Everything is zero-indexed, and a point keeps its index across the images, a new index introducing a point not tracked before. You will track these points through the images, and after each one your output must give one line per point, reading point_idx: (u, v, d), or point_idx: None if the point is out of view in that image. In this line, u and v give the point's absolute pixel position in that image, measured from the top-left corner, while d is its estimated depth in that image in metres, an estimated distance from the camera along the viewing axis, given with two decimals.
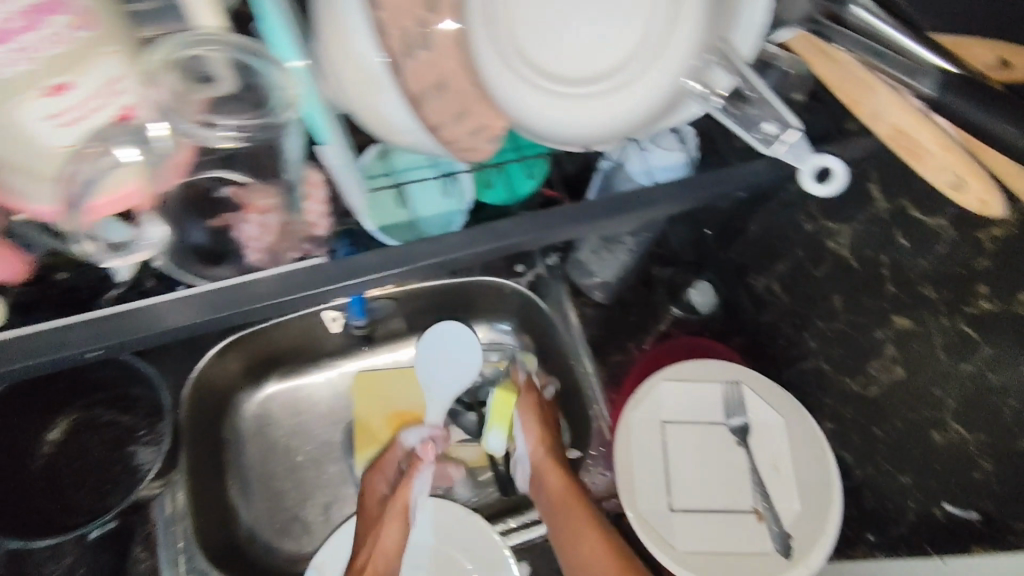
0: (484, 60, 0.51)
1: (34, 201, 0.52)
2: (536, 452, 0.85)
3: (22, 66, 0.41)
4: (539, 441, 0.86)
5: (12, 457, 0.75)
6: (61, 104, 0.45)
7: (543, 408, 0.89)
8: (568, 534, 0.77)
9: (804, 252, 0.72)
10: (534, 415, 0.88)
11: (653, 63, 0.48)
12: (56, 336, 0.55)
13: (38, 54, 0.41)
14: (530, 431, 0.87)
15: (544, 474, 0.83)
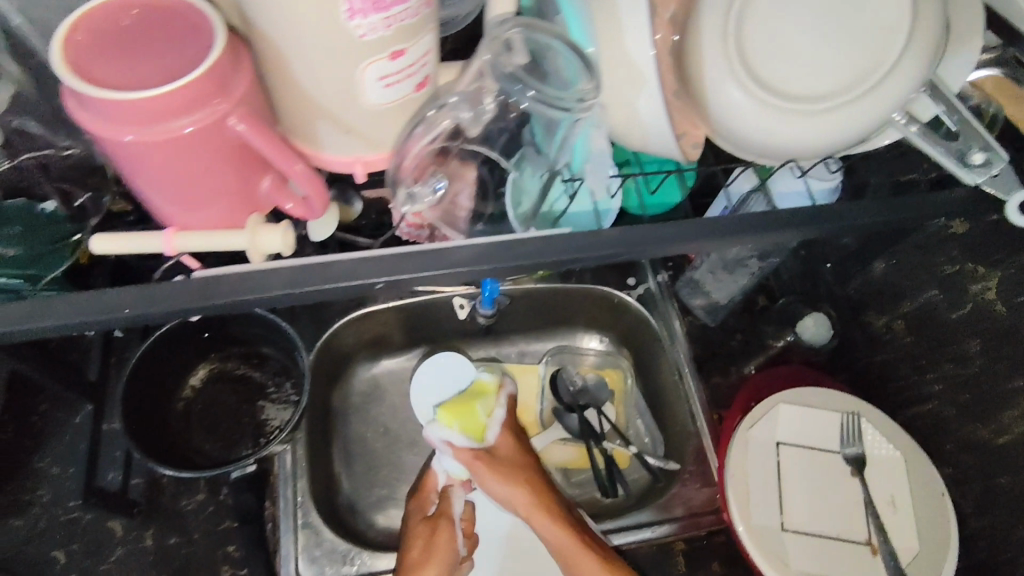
0: (707, 64, 0.46)
1: (333, 151, 0.47)
2: (514, 497, 0.75)
3: (381, 31, 0.38)
4: (518, 486, 0.75)
5: (160, 395, 0.80)
6: (391, 69, 0.41)
7: (496, 458, 0.76)
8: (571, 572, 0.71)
9: (939, 293, 0.72)
10: (483, 464, 0.76)
11: (886, 85, 0.45)
12: (257, 276, 0.42)
13: (397, 24, 0.38)
14: (497, 483, 0.75)
15: (536, 525, 0.74)
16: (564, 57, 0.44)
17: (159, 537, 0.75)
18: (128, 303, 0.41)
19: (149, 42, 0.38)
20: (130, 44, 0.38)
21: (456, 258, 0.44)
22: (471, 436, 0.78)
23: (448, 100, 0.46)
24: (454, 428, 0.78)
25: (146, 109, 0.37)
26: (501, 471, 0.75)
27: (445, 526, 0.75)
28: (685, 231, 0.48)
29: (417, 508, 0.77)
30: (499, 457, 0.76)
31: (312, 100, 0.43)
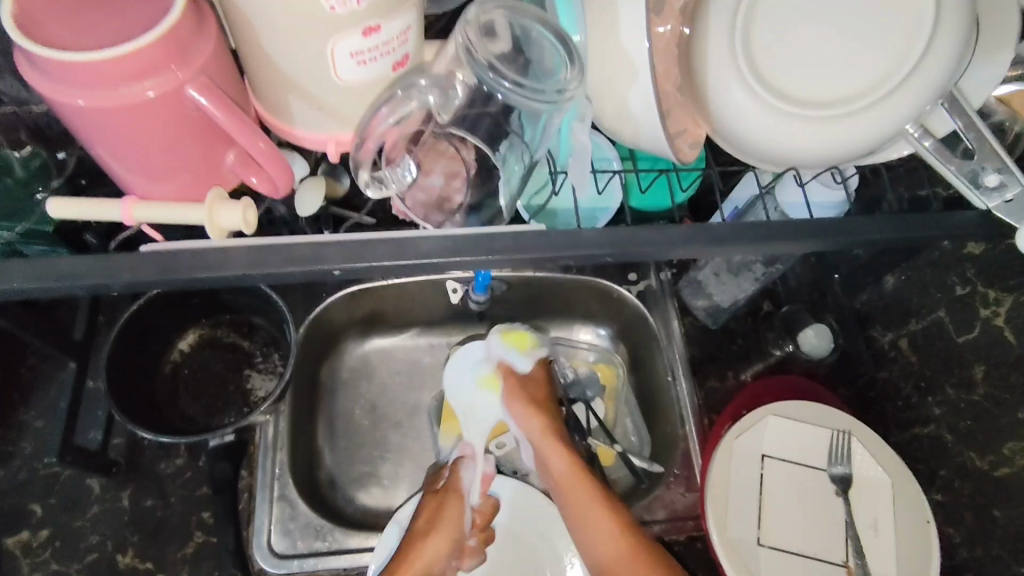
0: (709, 60, 0.43)
1: (304, 128, 0.46)
2: (526, 420, 0.73)
3: (352, 5, 0.36)
4: (531, 413, 0.73)
5: (147, 357, 0.80)
6: (365, 46, 0.39)
7: (530, 385, 0.76)
8: (578, 514, 0.68)
9: (946, 314, 0.70)
10: (516, 390, 0.75)
11: (895, 98, 0.43)
12: (215, 254, 0.41)
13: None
14: (514, 405, 0.74)
15: (546, 451, 0.72)
16: (550, 44, 0.42)
17: (135, 498, 0.76)
18: (84, 273, 0.40)
19: (105, 2, 0.37)
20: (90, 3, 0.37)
21: (423, 249, 0.42)
22: (521, 353, 0.78)
23: (418, 81, 0.43)
24: (510, 348, 0.78)
25: (99, 73, 0.35)
26: (525, 396, 0.74)
27: (451, 505, 0.71)
28: (672, 237, 0.45)
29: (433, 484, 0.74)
30: (524, 382, 0.76)
31: (284, 75, 0.41)
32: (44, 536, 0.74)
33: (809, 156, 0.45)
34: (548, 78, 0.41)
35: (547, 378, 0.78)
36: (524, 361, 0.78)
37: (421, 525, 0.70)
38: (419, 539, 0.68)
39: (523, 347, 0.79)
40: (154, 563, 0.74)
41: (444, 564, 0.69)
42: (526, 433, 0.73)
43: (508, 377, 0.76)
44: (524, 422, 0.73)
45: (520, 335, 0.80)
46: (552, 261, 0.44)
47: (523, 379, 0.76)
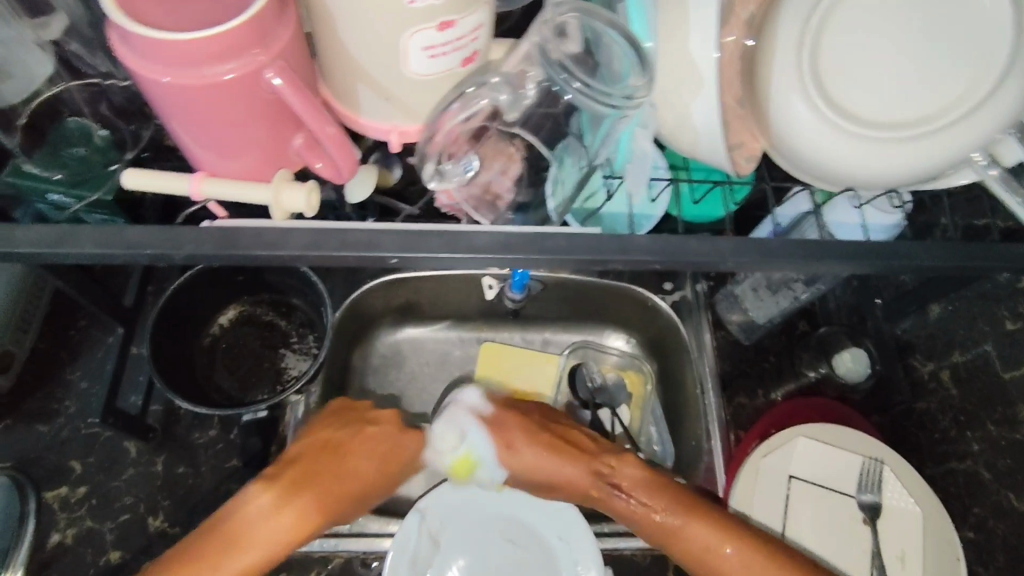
0: (775, 74, 0.43)
1: (369, 117, 0.47)
2: (536, 461, 0.68)
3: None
4: (528, 447, 0.68)
5: (189, 328, 0.82)
6: (438, 40, 0.40)
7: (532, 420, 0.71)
8: (685, 543, 0.63)
9: (994, 348, 0.70)
10: (515, 430, 0.69)
11: (965, 124, 0.42)
12: (276, 234, 0.42)
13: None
14: (527, 454, 0.68)
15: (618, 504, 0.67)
16: (620, 50, 0.41)
17: (169, 464, 0.78)
18: (149, 243, 0.42)
19: None
20: None
21: (474, 244, 0.43)
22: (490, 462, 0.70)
23: (489, 79, 0.43)
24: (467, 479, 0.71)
25: (186, 52, 0.36)
26: (527, 437, 0.69)
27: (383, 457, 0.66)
28: (722, 249, 0.45)
29: (379, 420, 0.67)
30: (506, 423, 0.70)
31: (355, 66, 0.42)
32: (80, 493, 0.77)
33: (871, 176, 0.44)
34: (617, 83, 0.42)
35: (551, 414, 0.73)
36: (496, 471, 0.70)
37: (361, 460, 0.63)
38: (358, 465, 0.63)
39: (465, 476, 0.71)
40: (182, 529, 0.76)
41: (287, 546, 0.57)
42: (536, 469, 0.68)
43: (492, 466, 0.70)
44: (529, 466, 0.69)
45: (466, 460, 0.70)
46: (601, 264, 0.44)
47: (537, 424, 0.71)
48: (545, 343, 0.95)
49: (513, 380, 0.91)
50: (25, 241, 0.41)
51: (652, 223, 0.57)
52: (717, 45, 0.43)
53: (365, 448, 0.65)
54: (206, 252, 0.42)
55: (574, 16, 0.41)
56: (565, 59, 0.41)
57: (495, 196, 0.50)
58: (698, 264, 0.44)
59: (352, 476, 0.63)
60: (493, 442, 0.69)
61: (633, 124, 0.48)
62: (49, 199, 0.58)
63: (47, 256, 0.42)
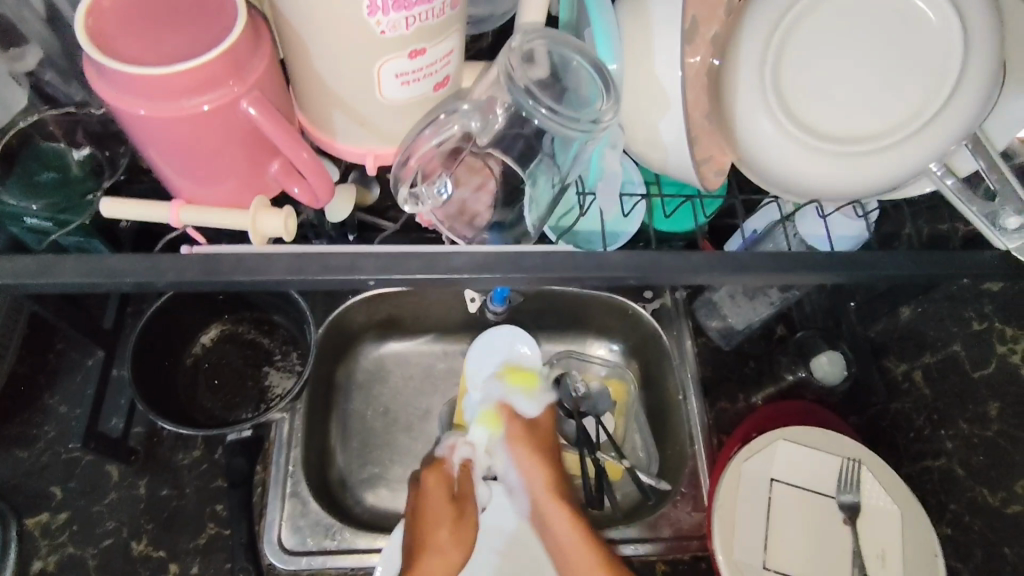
0: (738, 92, 0.45)
1: (345, 140, 0.47)
2: (532, 483, 0.77)
3: (402, 29, 0.38)
4: (539, 469, 0.77)
5: (171, 349, 0.82)
6: (410, 67, 0.41)
7: (537, 430, 0.81)
8: (574, 572, 0.71)
9: (963, 348, 0.71)
10: (525, 445, 0.79)
11: (921, 136, 0.44)
12: (255, 260, 0.42)
13: (418, 24, 0.38)
14: (517, 450, 0.79)
15: (549, 516, 0.75)
16: (588, 75, 0.43)
17: (152, 487, 0.78)
18: (130, 271, 0.42)
19: (170, 18, 0.38)
20: (155, 17, 0.38)
21: (451, 263, 0.44)
22: (527, 398, 0.84)
23: (461, 107, 0.45)
24: (514, 389, 0.85)
25: (163, 85, 0.37)
26: (534, 446, 0.79)
27: (472, 509, 0.76)
28: (694, 263, 0.46)
29: (426, 503, 0.74)
30: (535, 429, 0.81)
31: (330, 92, 0.43)
32: (62, 519, 0.76)
33: (832, 188, 0.45)
34: (586, 107, 0.43)
35: (549, 422, 0.83)
36: (531, 405, 0.83)
37: (436, 532, 0.72)
38: (433, 540, 0.72)
39: (529, 387, 0.85)
40: (166, 552, 0.75)
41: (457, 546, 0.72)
42: (530, 487, 0.77)
43: (513, 421, 0.81)
44: (529, 474, 0.78)
45: (524, 376, 0.86)
46: (576, 281, 0.45)
47: (528, 423, 0.81)
48: None
49: None
50: (5, 273, 0.41)
51: (624, 239, 0.58)
52: (681, 65, 0.44)
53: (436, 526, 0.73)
54: (188, 279, 0.43)
55: (542, 45, 0.42)
56: (530, 85, 0.42)
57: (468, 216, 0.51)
58: (670, 279, 0.45)
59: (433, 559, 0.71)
60: (512, 436, 0.80)
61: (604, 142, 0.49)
62: (24, 222, 0.57)
63: (26, 287, 0.42)
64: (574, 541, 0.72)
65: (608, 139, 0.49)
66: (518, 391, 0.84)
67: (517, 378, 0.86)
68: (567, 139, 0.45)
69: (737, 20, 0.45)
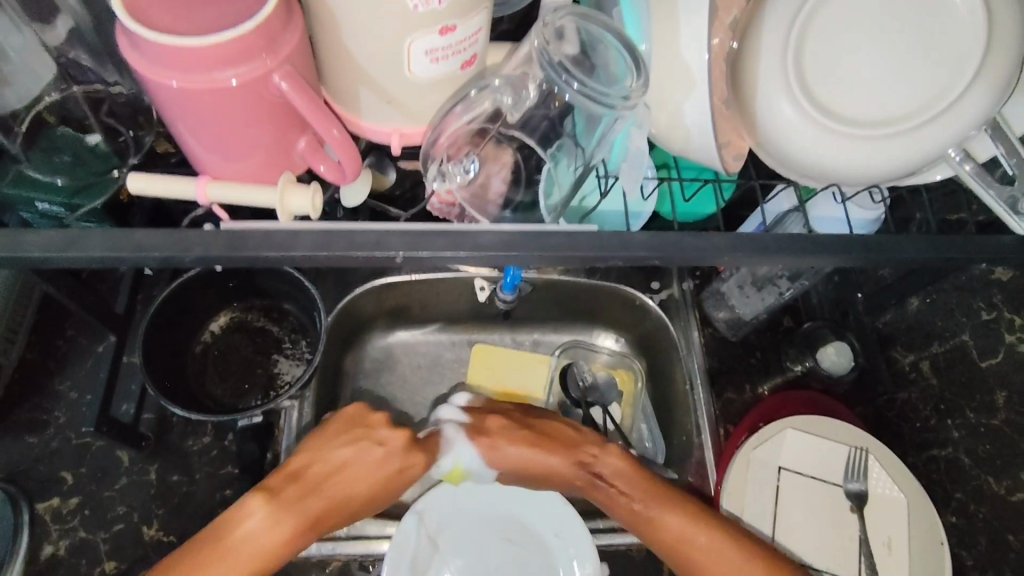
0: (761, 75, 0.45)
1: (370, 120, 0.48)
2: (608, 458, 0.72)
3: (434, 4, 0.38)
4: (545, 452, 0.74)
5: (181, 335, 0.82)
6: (440, 44, 0.41)
7: (523, 417, 0.76)
8: (681, 547, 0.67)
9: (971, 338, 0.72)
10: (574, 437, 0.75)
11: (942, 120, 0.44)
12: (281, 237, 0.43)
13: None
14: (507, 444, 0.73)
15: (606, 479, 0.72)
16: (617, 54, 0.43)
17: (163, 472, 0.78)
18: (156, 245, 0.42)
19: None
20: None
21: (475, 243, 0.44)
22: (484, 464, 0.74)
23: (492, 82, 0.46)
24: (471, 474, 0.75)
25: (197, 56, 0.37)
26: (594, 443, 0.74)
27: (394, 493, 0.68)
28: (714, 244, 0.46)
29: (387, 434, 0.68)
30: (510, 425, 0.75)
31: (358, 70, 0.43)
32: (72, 503, 0.76)
33: (852, 172, 0.46)
34: (615, 84, 0.43)
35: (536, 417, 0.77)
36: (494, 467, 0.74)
37: (352, 473, 0.64)
38: (334, 458, 0.64)
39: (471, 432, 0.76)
40: (176, 537, 0.75)
41: (368, 493, 0.65)
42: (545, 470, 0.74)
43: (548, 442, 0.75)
44: (526, 463, 0.74)
45: (456, 476, 0.75)
46: (597, 262, 0.46)
47: (503, 426, 0.75)
48: (536, 344, 0.96)
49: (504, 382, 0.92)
50: (32, 247, 0.42)
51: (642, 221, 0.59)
52: (706, 46, 0.45)
53: (354, 465, 0.65)
54: (214, 255, 0.43)
55: (573, 21, 0.43)
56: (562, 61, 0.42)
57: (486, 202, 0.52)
58: (691, 260, 0.46)
59: (336, 488, 0.63)
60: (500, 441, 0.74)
61: (629, 123, 0.48)
62: (36, 207, 0.58)
63: (52, 261, 0.42)
64: (659, 507, 0.69)
65: (633, 123, 0.47)
66: (474, 472, 0.75)
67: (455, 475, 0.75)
68: (594, 117, 0.45)
69: (760, 4, 0.46)
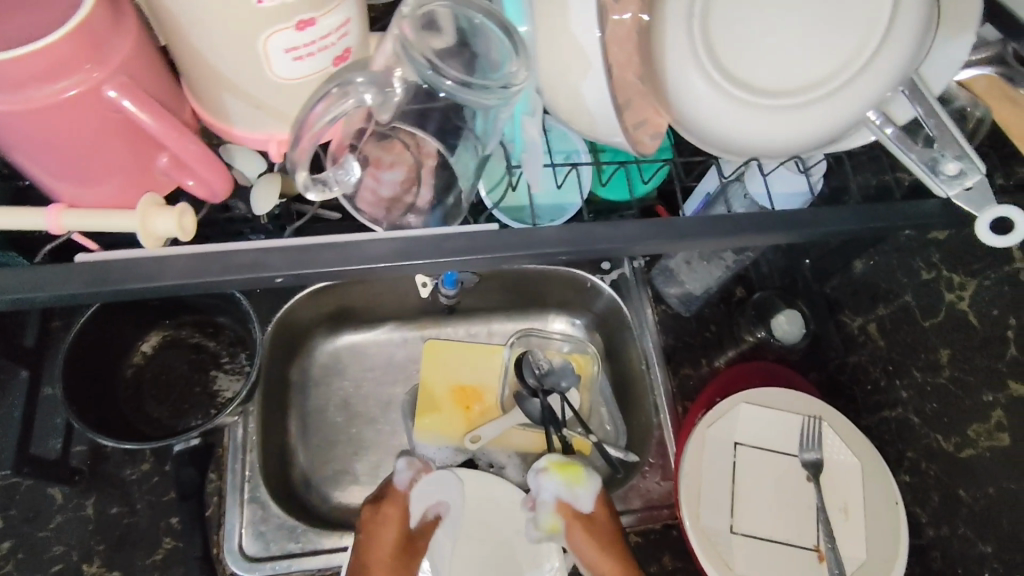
0: (667, 50, 0.43)
1: (241, 127, 0.46)
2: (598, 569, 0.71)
3: None
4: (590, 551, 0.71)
5: (108, 360, 0.78)
6: (300, 41, 0.39)
7: (596, 527, 0.73)
8: None
9: (913, 299, 0.70)
10: (585, 534, 0.72)
11: (857, 82, 0.42)
12: (154, 264, 0.41)
13: None
14: (574, 540, 0.73)
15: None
16: (496, 36, 0.43)
17: (101, 505, 0.74)
18: (25, 287, 0.39)
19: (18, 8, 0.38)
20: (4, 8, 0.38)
21: (377, 254, 0.42)
22: (580, 491, 0.75)
23: (355, 79, 0.42)
24: (564, 485, 0.76)
25: (19, 74, 0.36)
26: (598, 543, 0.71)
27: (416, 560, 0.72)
28: (631, 234, 0.44)
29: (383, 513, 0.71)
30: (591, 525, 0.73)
31: (218, 75, 0.41)
32: (5, 548, 0.72)
33: (769, 145, 0.44)
34: (498, 68, 0.43)
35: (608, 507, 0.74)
36: (582, 502, 0.75)
37: None
38: None
39: (574, 482, 0.76)
40: (120, 571, 0.72)
41: None
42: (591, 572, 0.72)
43: (573, 524, 0.73)
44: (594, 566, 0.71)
45: (568, 473, 0.77)
46: (507, 261, 0.43)
47: (587, 523, 0.73)
48: (489, 335, 0.94)
49: (459, 377, 0.91)
50: None
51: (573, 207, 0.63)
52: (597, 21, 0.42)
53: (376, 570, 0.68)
54: (90, 291, 0.40)
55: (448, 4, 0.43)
56: (433, 55, 0.42)
57: (401, 203, 0.50)
58: (609, 251, 0.44)
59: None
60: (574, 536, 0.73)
61: (523, 111, 0.51)
62: None
63: None
64: None
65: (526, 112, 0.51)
66: (565, 489, 0.76)
67: (552, 475, 0.77)
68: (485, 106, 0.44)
69: None
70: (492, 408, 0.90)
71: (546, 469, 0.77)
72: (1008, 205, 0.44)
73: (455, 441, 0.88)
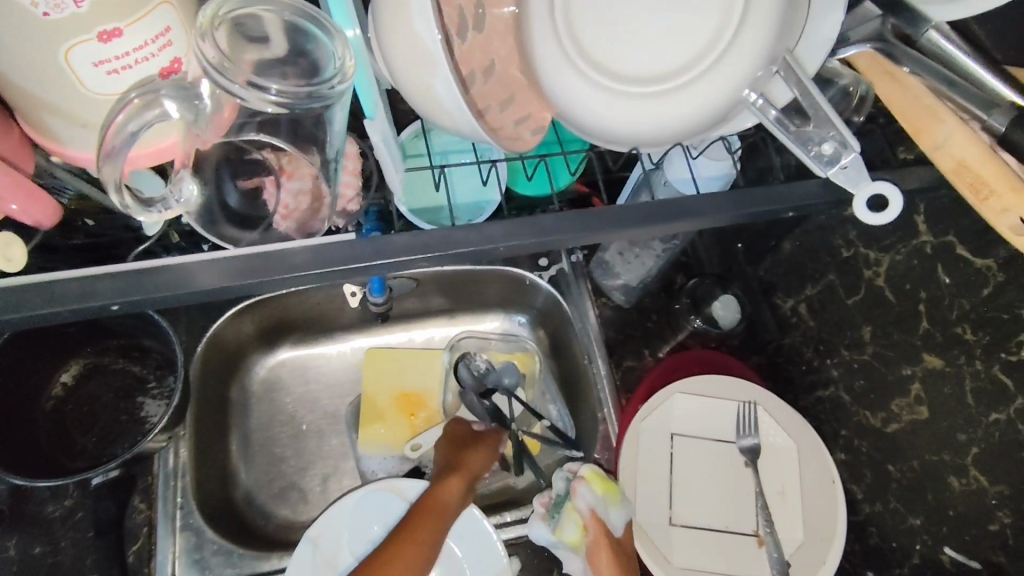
0: (539, 50, 0.45)
1: (74, 147, 0.47)
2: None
3: (68, 8, 0.36)
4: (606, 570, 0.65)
5: (24, 393, 0.74)
6: (106, 53, 0.40)
7: (623, 548, 0.67)
8: None
9: (837, 278, 0.70)
10: (610, 558, 0.65)
11: (722, 64, 0.44)
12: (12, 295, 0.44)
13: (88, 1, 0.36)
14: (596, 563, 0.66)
15: None
16: (324, 42, 0.44)
17: (24, 546, 0.71)
18: None
19: None
20: None
21: None
22: (618, 513, 0.67)
23: (161, 90, 0.41)
24: (605, 503, 0.67)
25: None
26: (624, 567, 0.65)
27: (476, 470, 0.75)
28: None
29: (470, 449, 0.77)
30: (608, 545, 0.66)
31: (40, 99, 0.42)
32: None
33: (648, 131, 0.46)
34: (325, 70, 0.44)
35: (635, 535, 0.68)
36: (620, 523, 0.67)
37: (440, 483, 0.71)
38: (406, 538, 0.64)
39: (614, 501, 0.67)
40: None
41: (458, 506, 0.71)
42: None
43: (601, 542, 0.66)
44: None
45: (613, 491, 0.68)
46: None
47: (617, 546, 0.66)
48: (429, 340, 0.93)
49: (401, 384, 0.89)
50: None
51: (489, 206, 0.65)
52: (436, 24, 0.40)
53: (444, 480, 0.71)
54: None
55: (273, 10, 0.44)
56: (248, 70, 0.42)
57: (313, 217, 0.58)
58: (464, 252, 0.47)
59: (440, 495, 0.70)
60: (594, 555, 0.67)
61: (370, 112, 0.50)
62: None
63: None
64: None
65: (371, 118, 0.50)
66: (604, 509, 0.67)
67: (597, 493, 0.67)
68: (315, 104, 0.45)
69: None
70: (437, 414, 0.88)
71: (590, 479, 0.68)
72: (881, 182, 0.44)
73: (398, 449, 0.86)
